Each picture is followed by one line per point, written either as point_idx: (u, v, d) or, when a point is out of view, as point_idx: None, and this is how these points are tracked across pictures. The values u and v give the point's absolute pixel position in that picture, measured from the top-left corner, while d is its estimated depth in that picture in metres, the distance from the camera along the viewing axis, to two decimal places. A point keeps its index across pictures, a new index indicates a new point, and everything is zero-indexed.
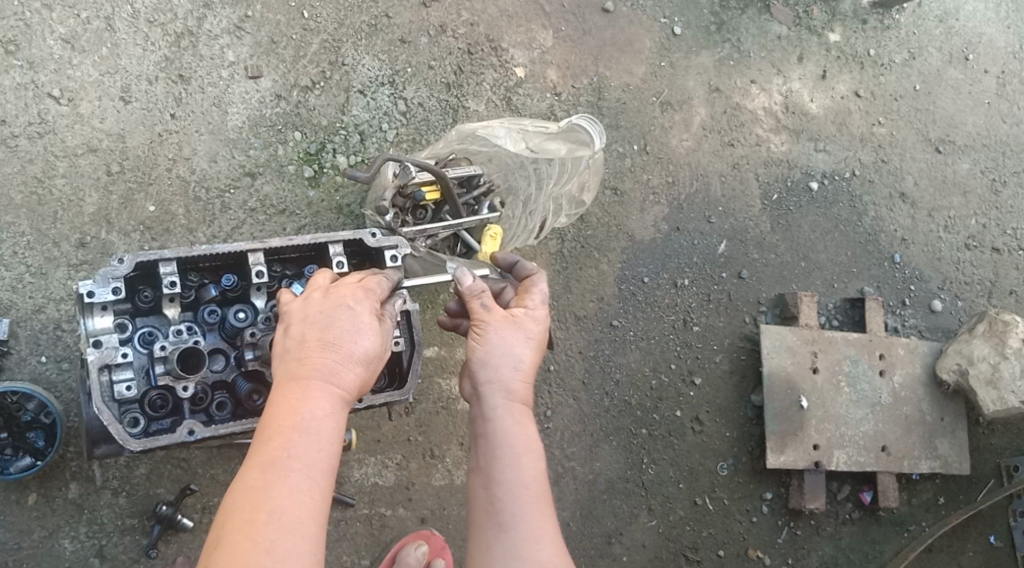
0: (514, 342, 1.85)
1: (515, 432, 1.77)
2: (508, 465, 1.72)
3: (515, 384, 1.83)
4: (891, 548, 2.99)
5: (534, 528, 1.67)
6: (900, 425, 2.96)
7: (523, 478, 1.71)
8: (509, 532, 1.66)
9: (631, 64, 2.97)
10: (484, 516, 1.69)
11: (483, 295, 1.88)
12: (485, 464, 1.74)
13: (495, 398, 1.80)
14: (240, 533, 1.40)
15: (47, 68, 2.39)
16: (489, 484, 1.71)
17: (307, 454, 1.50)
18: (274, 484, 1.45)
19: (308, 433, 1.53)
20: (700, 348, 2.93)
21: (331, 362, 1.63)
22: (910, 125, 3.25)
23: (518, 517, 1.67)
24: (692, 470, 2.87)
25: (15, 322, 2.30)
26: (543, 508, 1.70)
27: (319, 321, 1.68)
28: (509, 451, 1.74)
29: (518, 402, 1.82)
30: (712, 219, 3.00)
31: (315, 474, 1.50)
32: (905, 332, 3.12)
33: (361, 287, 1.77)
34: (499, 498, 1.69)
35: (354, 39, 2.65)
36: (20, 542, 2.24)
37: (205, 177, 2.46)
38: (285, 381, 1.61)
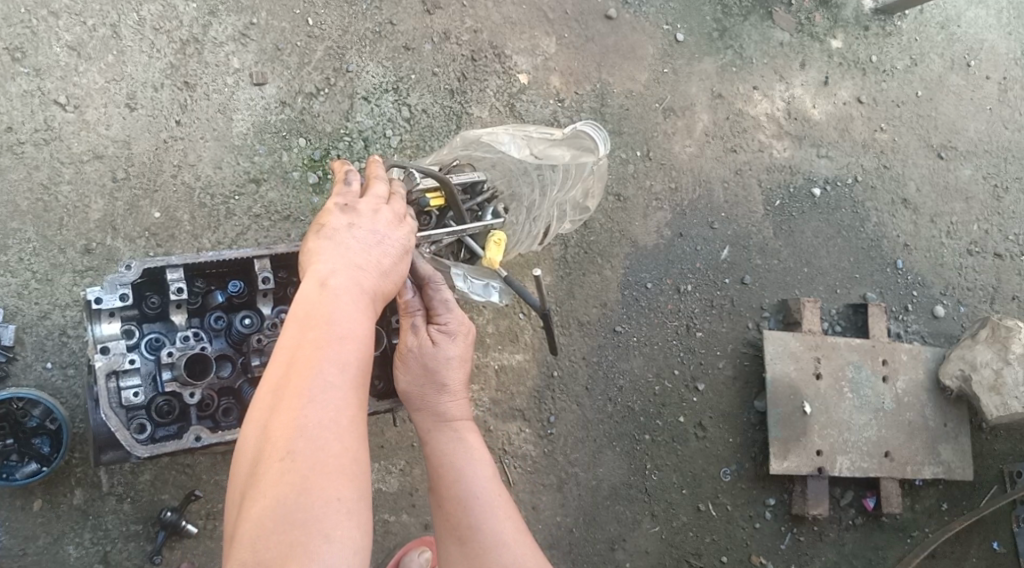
0: (438, 364, 1.91)
1: (457, 448, 1.91)
2: (458, 479, 1.86)
3: (448, 406, 1.93)
4: (893, 554, 2.99)
5: (492, 533, 1.79)
6: (903, 430, 2.96)
7: (473, 487, 1.85)
8: (470, 540, 1.79)
9: (634, 70, 2.98)
10: (446, 528, 1.83)
11: (415, 317, 1.92)
12: (438, 482, 1.88)
13: (432, 421, 1.93)
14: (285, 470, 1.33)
15: (53, 75, 2.40)
16: (443, 499, 1.86)
17: (345, 360, 1.46)
18: (315, 386, 1.41)
19: (353, 340, 1.49)
20: (703, 354, 2.94)
21: (379, 284, 1.64)
22: (912, 131, 3.26)
23: (478, 523, 1.80)
24: (695, 476, 2.87)
25: (20, 328, 2.31)
26: (498, 510, 1.82)
27: (373, 241, 1.67)
28: (455, 466, 1.88)
29: (456, 420, 1.94)
30: (715, 225, 3.01)
31: (351, 384, 1.45)
32: (907, 338, 3.12)
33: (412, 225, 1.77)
34: (455, 509, 1.83)
35: (359, 46, 2.66)
36: (25, 549, 2.24)
37: (210, 183, 2.47)
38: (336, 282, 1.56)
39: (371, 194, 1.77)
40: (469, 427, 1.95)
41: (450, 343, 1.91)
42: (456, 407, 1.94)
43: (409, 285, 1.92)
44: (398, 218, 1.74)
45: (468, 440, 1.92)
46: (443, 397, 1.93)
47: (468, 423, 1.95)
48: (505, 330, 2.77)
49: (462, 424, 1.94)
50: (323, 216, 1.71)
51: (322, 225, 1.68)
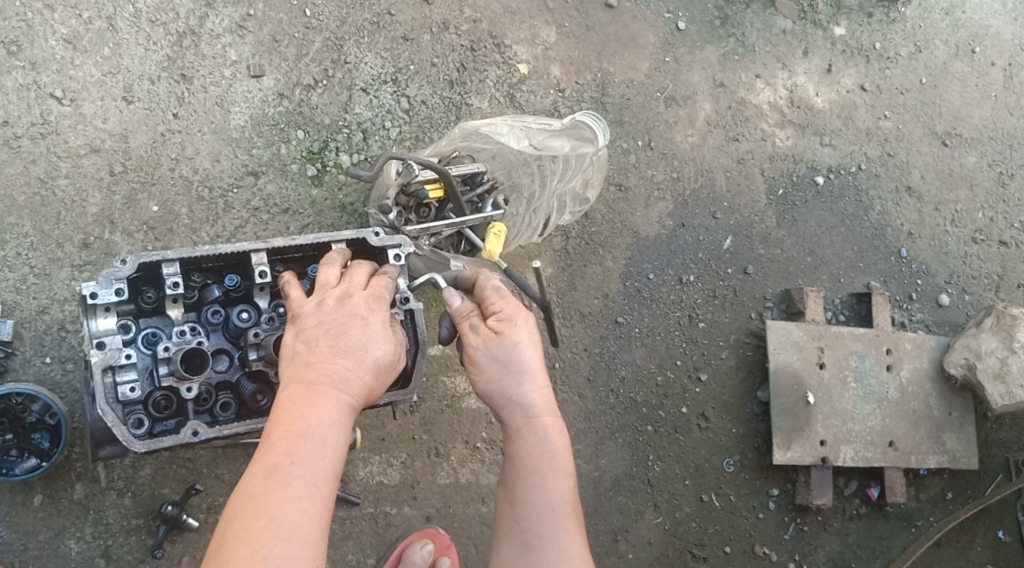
0: (517, 356, 1.84)
1: (540, 450, 1.83)
2: (537, 487, 1.81)
3: (533, 399, 1.85)
4: (898, 543, 2.98)
5: (557, 548, 1.80)
6: (908, 420, 2.95)
7: (548, 499, 1.81)
8: (534, 553, 1.80)
9: (635, 59, 2.95)
10: (513, 533, 1.83)
11: (471, 316, 1.89)
12: (516, 481, 1.84)
13: (522, 416, 1.85)
14: (241, 543, 1.41)
15: (49, 69, 2.39)
16: (516, 500, 1.83)
17: (310, 462, 1.52)
18: (275, 490, 1.47)
19: (311, 438, 1.55)
20: (706, 344, 2.92)
21: (339, 367, 1.66)
22: (916, 119, 3.23)
23: (544, 539, 1.81)
24: (698, 466, 2.87)
25: (19, 323, 2.30)
26: (570, 529, 1.83)
27: (326, 329, 1.71)
28: (535, 471, 1.82)
29: (543, 416, 1.85)
30: (717, 215, 2.99)
31: (320, 482, 1.52)
32: (912, 327, 3.10)
33: (372, 294, 1.80)
34: (527, 516, 1.82)
35: (357, 37, 2.64)
36: (26, 543, 2.24)
37: (207, 176, 2.46)
38: (294, 386, 1.63)
39: (321, 285, 1.81)
40: (556, 424, 1.86)
41: (519, 331, 1.86)
42: (542, 400, 1.86)
43: (450, 292, 1.92)
44: (347, 295, 1.78)
45: (553, 443, 1.84)
46: (524, 385, 1.85)
47: (554, 419, 1.86)
48: None
49: (546, 420, 1.85)
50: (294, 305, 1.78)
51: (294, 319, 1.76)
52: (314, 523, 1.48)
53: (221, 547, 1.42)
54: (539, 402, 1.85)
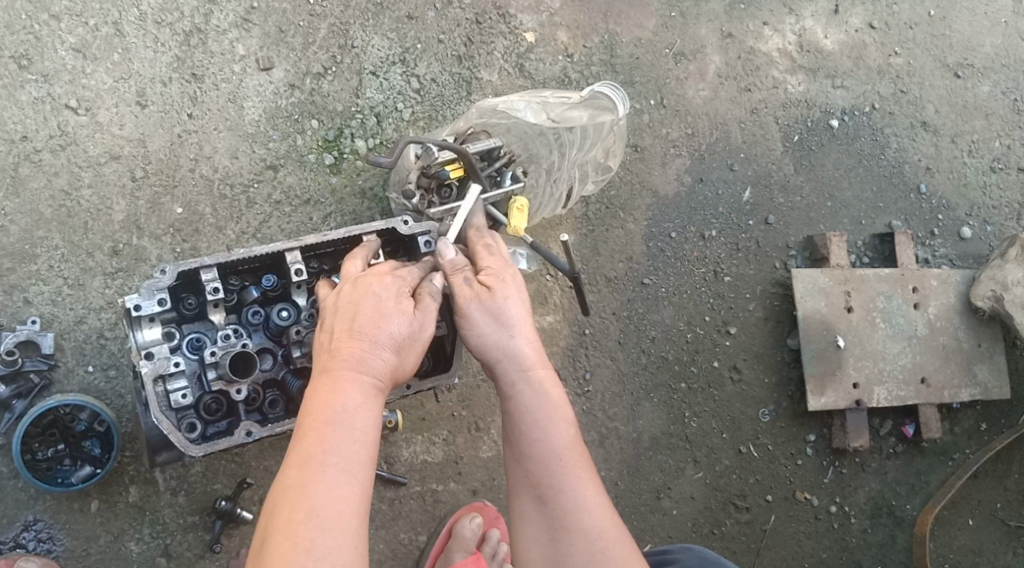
0: (503, 310, 1.86)
1: (537, 401, 1.82)
2: (538, 436, 1.79)
3: (525, 350, 1.86)
4: (936, 478, 3.01)
5: (575, 496, 1.74)
6: (938, 355, 2.96)
7: (552, 448, 1.78)
8: (552, 503, 1.74)
9: (642, 17, 2.92)
10: (526, 487, 1.78)
11: (463, 270, 1.89)
12: (519, 438, 1.81)
13: (508, 372, 1.85)
14: (285, 535, 1.43)
15: (61, 80, 2.38)
16: (523, 457, 1.79)
17: (343, 448, 1.54)
18: (311, 479, 1.49)
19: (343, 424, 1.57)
20: (733, 298, 2.93)
21: (362, 351, 1.68)
22: (927, 52, 3.19)
23: (559, 488, 1.75)
24: (734, 419, 2.90)
25: (59, 335, 2.32)
26: (581, 472, 1.77)
27: (344, 313, 1.73)
28: (533, 423, 1.80)
29: (537, 368, 1.86)
30: (735, 166, 2.98)
31: (354, 467, 1.53)
32: (936, 263, 3.11)
33: (390, 273, 1.80)
34: (537, 468, 1.77)
35: (362, 19, 2.62)
36: (88, 549, 2.29)
37: (228, 174, 2.47)
38: (320, 375, 1.66)
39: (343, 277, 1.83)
40: (550, 374, 1.86)
41: (506, 287, 1.88)
42: (532, 353, 1.87)
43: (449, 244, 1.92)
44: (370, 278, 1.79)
45: (549, 394, 1.83)
46: (515, 340, 1.86)
47: (547, 371, 1.87)
48: (534, 292, 2.77)
49: (538, 373, 1.85)
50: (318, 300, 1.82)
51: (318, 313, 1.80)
52: (350, 508, 1.49)
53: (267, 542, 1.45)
54: (533, 355, 1.87)
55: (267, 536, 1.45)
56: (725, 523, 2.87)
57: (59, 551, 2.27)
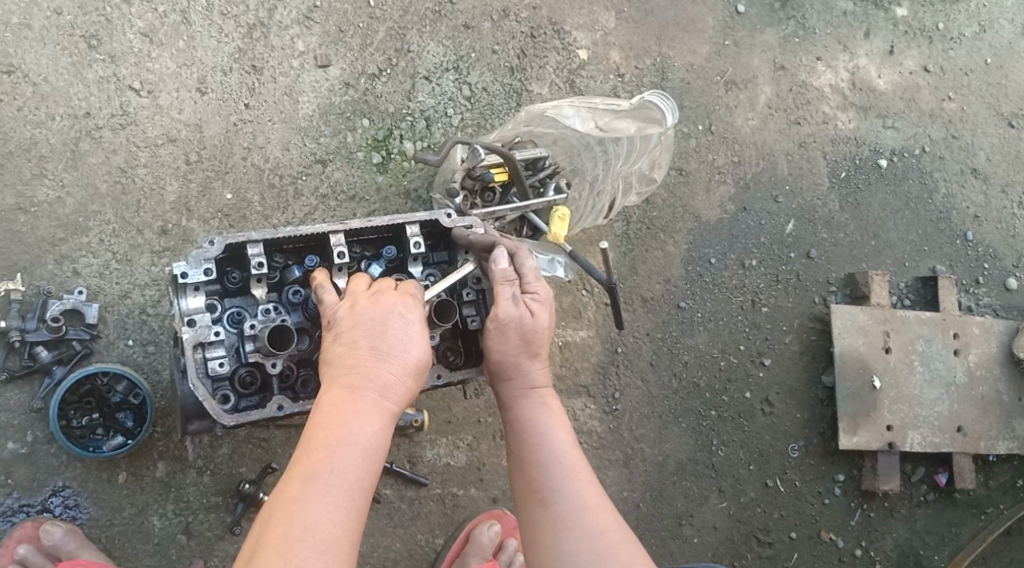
0: (529, 328, 1.86)
1: (541, 414, 1.87)
2: (542, 444, 1.82)
3: (536, 372, 1.91)
4: (967, 531, 2.92)
5: (575, 498, 1.74)
6: (976, 405, 2.89)
7: (556, 454, 1.80)
8: (553, 505, 1.73)
9: (695, 43, 2.94)
10: (526, 495, 1.77)
11: (512, 284, 1.87)
12: (521, 450, 1.83)
13: (517, 390, 1.89)
14: (277, 544, 1.41)
15: (127, 62, 2.47)
16: (525, 466, 1.80)
17: (347, 470, 1.53)
18: (310, 497, 1.48)
19: (347, 449, 1.55)
20: (770, 329, 2.90)
21: (374, 371, 1.66)
22: (981, 99, 3.16)
23: (561, 490, 1.75)
24: (762, 451, 2.85)
25: (103, 307, 2.36)
26: (582, 475, 1.78)
27: (363, 329, 1.70)
28: (536, 432, 1.84)
29: (543, 388, 1.90)
30: (779, 199, 2.96)
31: (353, 490, 1.52)
32: (979, 312, 3.05)
33: (409, 293, 1.80)
34: (540, 474, 1.78)
35: (419, 25, 2.68)
36: (112, 519, 2.31)
37: (278, 164, 2.52)
38: (328, 397, 1.63)
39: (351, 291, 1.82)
40: (553, 395, 1.91)
41: (541, 313, 1.89)
42: (543, 374, 1.92)
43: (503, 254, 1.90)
44: (377, 295, 1.77)
45: (551, 409, 1.88)
46: (532, 362, 1.90)
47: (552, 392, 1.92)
48: (568, 306, 2.76)
49: (544, 392, 1.90)
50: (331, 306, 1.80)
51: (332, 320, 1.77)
52: (345, 534, 1.47)
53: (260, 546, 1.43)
54: (543, 377, 1.92)
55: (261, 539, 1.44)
56: (747, 557, 2.81)
57: (84, 519, 2.29)
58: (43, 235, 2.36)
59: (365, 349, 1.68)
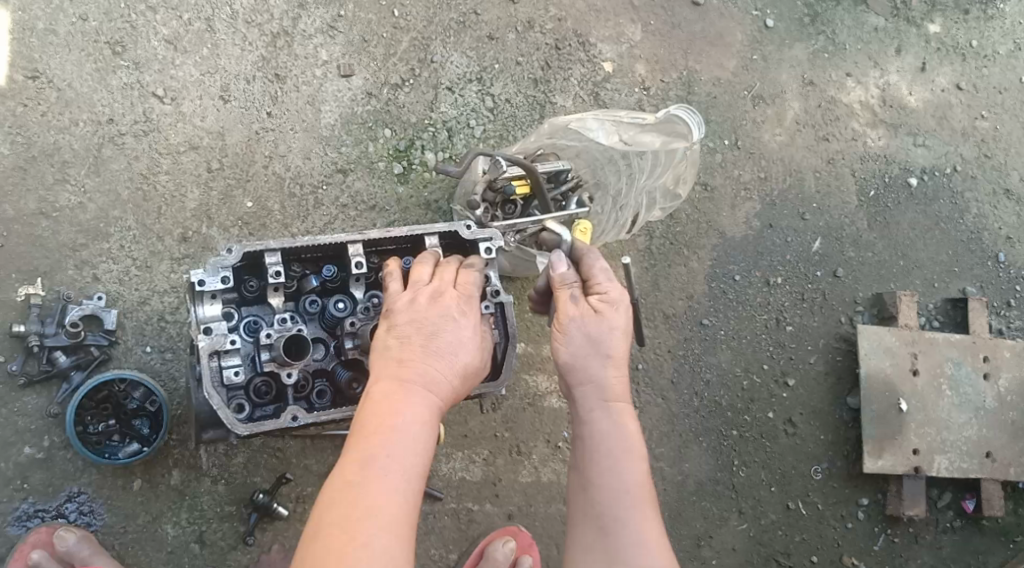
0: (606, 337, 1.85)
1: (612, 432, 1.80)
2: (609, 469, 1.77)
3: (612, 383, 1.85)
4: (995, 558, 2.85)
5: (635, 534, 1.71)
6: (1007, 431, 2.83)
7: (624, 481, 1.76)
8: (612, 538, 1.72)
9: (722, 57, 2.90)
10: (585, 519, 1.76)
11: (573, 286, 1.90)
12: (588, 467, 1.79)
13: (589, 399, 1.83)
14: (337, 528, 1.41)
15: (151, 68, 2.47)
16: (590, 487, 1.77)
17: (402, 455, 1.52)
18: (369, 480, 1.47)
19: (403, 436, 1.55)
20: (794, 348, 2.84)
21: (429, 368, 1.67)
22: (1014, 119, 3.10)
23: (623, 522, 1.73)
24: (785, 473, 2.78)
25: (121, 313, 2.36)
26: (646, 512, 1.75)
27: (418, 327, 1.72)
28: (607, 453, 1.78)
29: (620, 403, 1.85)
30: (806, 216, 2.91)
31: (410, 474, 1.51)
32: (1010, 335, 2.98)
33: (457, 292, 1.80)
34: (602, 501, 1.75)
35: (443, 36, 2.66)
36: (125, 526, 2.30)
37: (299, 173, 2.51)
38: (382, 385, 1.63)
39: (415, 282, 1.81)
40: (630, 413, 1.85)
41: (614, 315, 1.86)
42: (619, 385, 1.86)
43: (559, 258, 1.94)
44: (437, 292, 1.78)
45: (627, 428, 1.82)
46: (604, 367, 1.85)
47: (626, 405, 1.85)
48: None
49: (618, 405, 1.84)
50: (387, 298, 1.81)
51: (386, 309, 1.78)
52: (404, 518, 1.46)
53: (316, 533, 1.43)
54: (618, 387, 1.85)
55: (321, 523, 1.43)
56: None
57: (97, 526, 2.28)
58: (64, 240, 2.37)
59: (417, 346, 1.69)
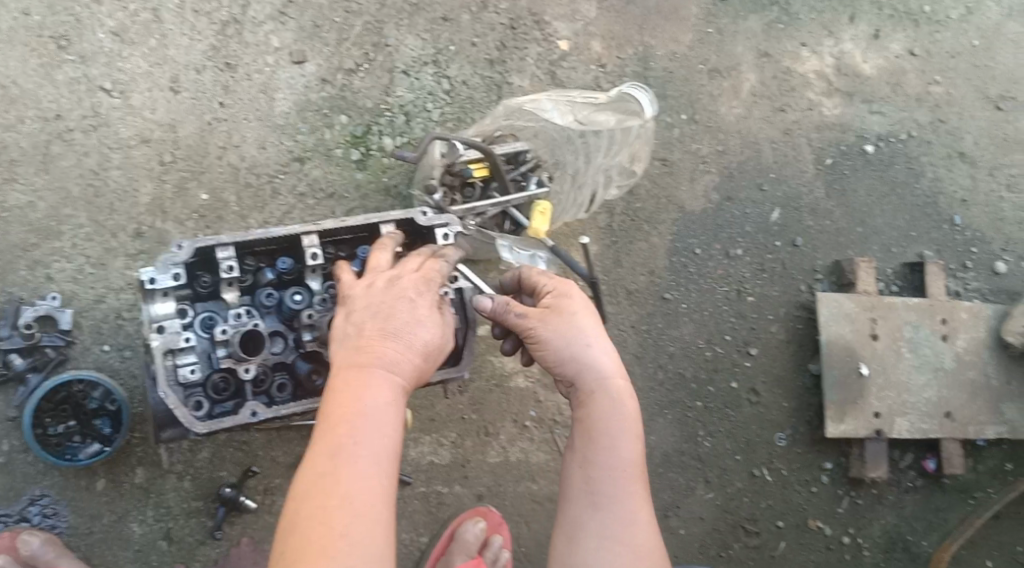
0: (580, 325, 1.88)
1: (612, 412, 1.85)
2: (609, 447, 1.83)
3: (605, 361, 1.88)
4: (956, 515, 2.91)
5: (630, 508, 1.81)
6: (965, 390, 2.87)
7: (622, 459, 1.84)
8: (610, 514, 1.80)
9: (678, 31, 2.91)
10: (581, 491, 1.84)
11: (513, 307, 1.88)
12: (588, 443, 1.85)
13: (590, 384, 1.87)
14: (314, 517, 1.43)
15: (98, 62, 2.43)
16: (591, 463, 1.84)
17: (371, 440, 1.53)
18: (341, 469, 1.48)
19: (370, 421, 1.56)
20: (755, 319, 2.88)
21: (390, 351, 1.67)
22: (968, 82, 3.13)
23: (616, 498, 1.81)
24: (749, 441, 2.84)
25: (77, 312, 2.34)
26: (638, 488, 1.83)
27: (376, 311, 1.72)
28: (608, 432, 1.84)
29: (616, 380, 1.87)
30: (764, 187, 2.93)
31: (381, 458, 1.53)
32: (967, 296, 3.02)
33: (414, 272, 1.81)
34: (597, 476, 1.83)
35: (397, 19, 2.64)
36: (91, 527, 2.29)
37: (254, 164, 2.49)
38: (346, 371, 1.64)
39: (372, 270, 1.83)
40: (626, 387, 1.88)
41: (575, 305, 1.90)
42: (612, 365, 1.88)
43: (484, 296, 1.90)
44: (393, 278, 1.78)
45: (625, 405, 1.86)
46: (596, 352, 1.88)
47: (625, 384, 1.88)
48: None
49: (617, 384, 1.87)
50: (343, 287, 1.81)
51: (343, 299, 1.79)
52: (378, 501, 1.48)
53: (293, 523, 1.45)
54: (612, 367, 1.88)
55: (297, 513, 1.45)
56: (734, 547, 2.80)
57: (63, 527, 2.28)
58: (15, 240, 2.33)
59: (375, 330, 1.69)
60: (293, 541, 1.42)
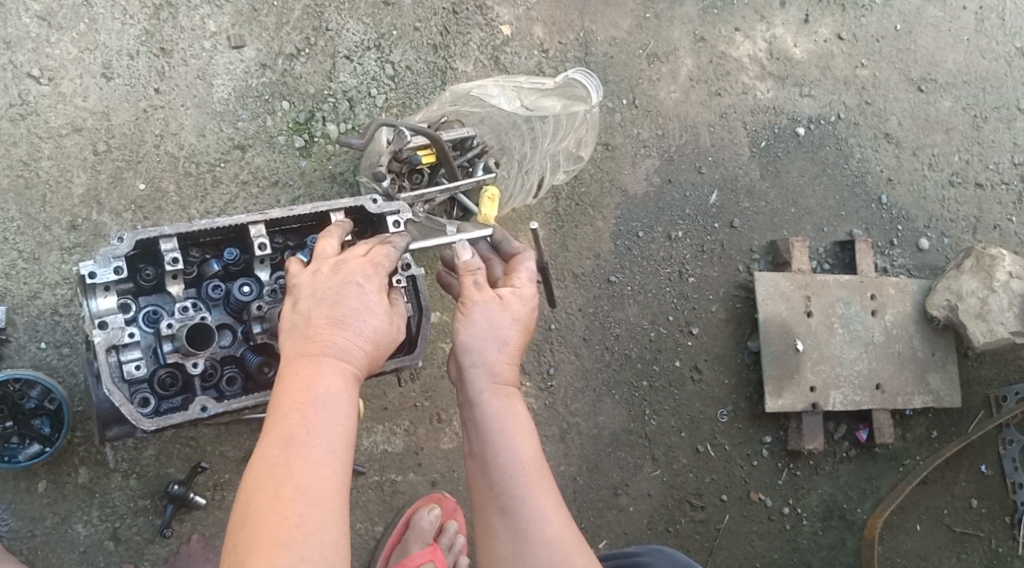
0: (489, 321, 1.88)
1: (499, 415, 1.83)
2: (503, 447, 1.78)
3: (501, 365, 1.88)
4: (887, 482, 3.07)
5: (532, 507, 1.73)
6: (893, 361, 3.02)
7: (516, 459, 1.77)
8: (512, 515, 1.73)
9: (616, 16, 2.94)
10: (488, 498, 1.76)
11: (477, 272, 1.92)
12: (483, 447, 1.81)
13: (481, 382, 1.85)
14: (270, 507, 1.42)
15: (24, 48, 2.33)
16: (487, 468, 1.79)
17: (323, 429, 1.53)
18: (294, 460, 1.48)
19: (322, 410, 1.55)
20: (697, 299, 2.96)
21: (338, 338, 1.65)
22: (892, 66, 3.25)
23: (518, 496, 1.74)
24: (693, 418, 2.93)
25: (11, 309, 2.26)
26: (541, 484, 1.75)
27: (324, 298, 1.70)
28: (495, 435, 1.80)
29: (499, 386, 1.86)
30: (702, 169, 3.01)
31: (335, 446, 1.52)
32: (893, 272, 3.16)
33: (363, 255, 1.79)
34: (496, 481, 1.76)
35: (337, 3, 2.59)
36: (33, 530, 2.23)
37: (194, 152, 2.42)
38: (295, 360, 1.63)
39: (319, 256, 1.80)
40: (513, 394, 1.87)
41: (512, 303, 1.92)
42: (507, 370, 1.89)
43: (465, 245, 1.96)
44: (340, 263, 1.76)
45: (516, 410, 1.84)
46: (501, 355, 1.88)
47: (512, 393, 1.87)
48: None
49: (504, 389, 1.86)
50: (290, 275, 1.78)
51: (290, 286, 1.76)
52: (332, 488, 1.48)
53: (247, 514, 1.44)
54: (506, 371, 1.89)
55: (251, 504, 1.44)
56: (681, 522, 2.89)
57: (3, 532, 2.21)
58: None
59: (322, 318, 1.67)
60: (248, 534, 1.40)
